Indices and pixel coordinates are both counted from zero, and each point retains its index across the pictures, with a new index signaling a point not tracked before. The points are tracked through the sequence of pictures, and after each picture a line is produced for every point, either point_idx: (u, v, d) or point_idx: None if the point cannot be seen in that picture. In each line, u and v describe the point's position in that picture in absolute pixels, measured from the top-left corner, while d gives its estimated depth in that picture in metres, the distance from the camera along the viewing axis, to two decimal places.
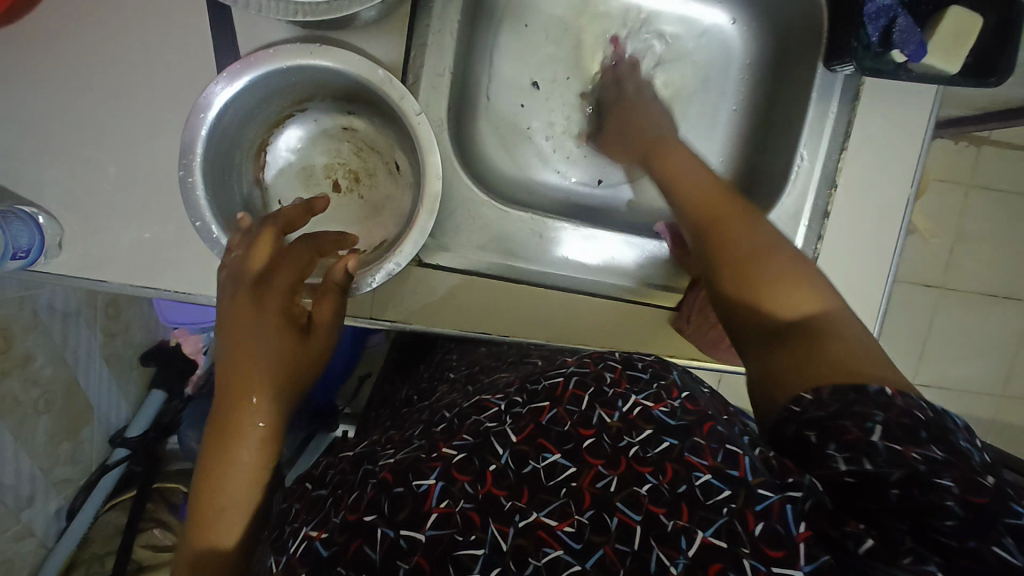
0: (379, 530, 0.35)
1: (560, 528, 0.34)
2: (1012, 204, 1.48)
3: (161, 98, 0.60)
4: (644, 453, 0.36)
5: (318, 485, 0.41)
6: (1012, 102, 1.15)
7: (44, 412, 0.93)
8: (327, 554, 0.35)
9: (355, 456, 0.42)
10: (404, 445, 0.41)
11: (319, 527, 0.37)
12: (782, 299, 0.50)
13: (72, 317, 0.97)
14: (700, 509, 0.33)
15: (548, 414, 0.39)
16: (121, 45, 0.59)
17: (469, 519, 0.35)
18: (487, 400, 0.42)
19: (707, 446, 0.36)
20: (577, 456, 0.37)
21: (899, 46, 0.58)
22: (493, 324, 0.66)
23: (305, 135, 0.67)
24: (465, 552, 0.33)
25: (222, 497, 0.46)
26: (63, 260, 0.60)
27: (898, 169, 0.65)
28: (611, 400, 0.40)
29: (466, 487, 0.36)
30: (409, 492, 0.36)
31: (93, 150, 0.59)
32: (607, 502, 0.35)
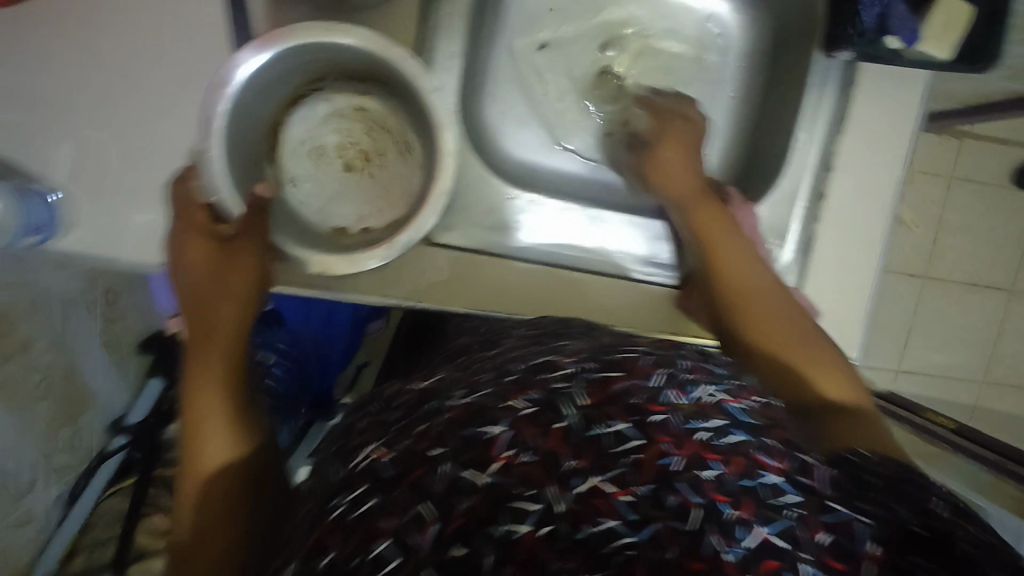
0: (443, 466, 0.37)
1: (618, 496, 0.36)
2: (991, 195, 1.53)
3: (174, 78, 0.60)
4: (712, 442, 0.39)
5: (388, 411, 0.45)
6: (995, 95, 1.18)
7: (44, 398, 0.93)
8: (390, 474, 0.38)
9: (425, 392, 0.45)
10: (473, 389, 0.43)
11: (387, 447, 0.40)
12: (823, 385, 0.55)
13: (70, 303, 0.97)
14: (762, 507, 0.36)
15: (619, 384, 0.42)
16: (135, 26, 0.59)
17: (529, 473, 0.36)
18: (558, 362, 0.45)
19: (776, 450, 0.40)
20: (646, 430, 0.39)
21: (894, 31, 0.61)
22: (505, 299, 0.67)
23: (320, 113, 0.69)
24: (520, 505, 0.35)
25: (201, 426, 0.53)
26: (75, 237, 0.60)
27: (891, 151, 0.68)
28: (683, 384, 0.44)
29: (533, 440, 0.38)
30: (476, 436, 0.38)
31: (105, 130, 0.60)
32: (666, 478, 0.37)
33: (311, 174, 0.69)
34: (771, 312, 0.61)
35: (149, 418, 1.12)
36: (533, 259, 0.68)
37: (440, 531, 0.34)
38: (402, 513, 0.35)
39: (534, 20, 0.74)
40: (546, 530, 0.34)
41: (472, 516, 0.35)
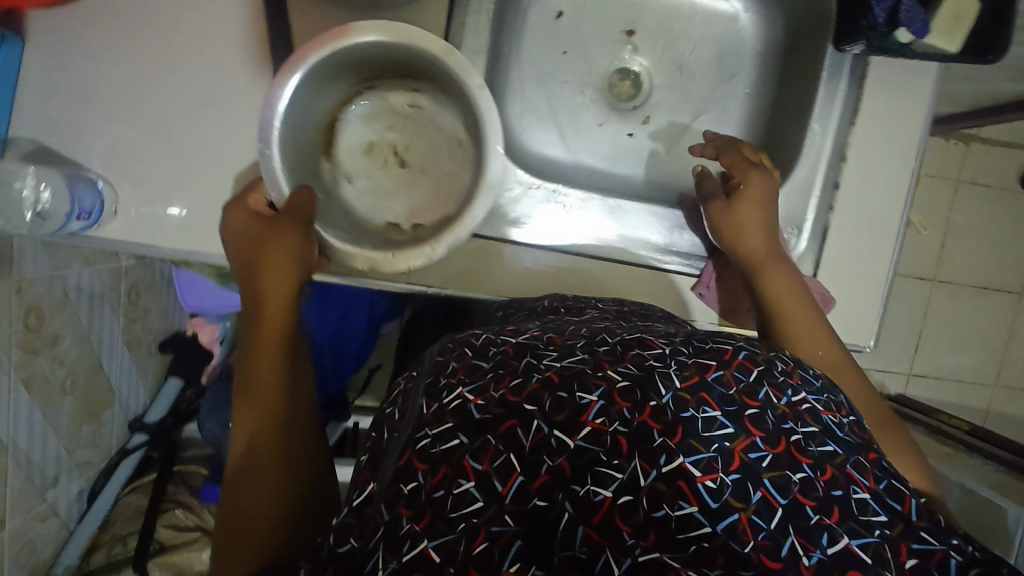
0: (536, 422, 0.40)
1: (702, 480, 0.38)
2: (999, 198, 1.55)
3: (214, 72, 0.62)
4: (807, 446, 0.41)
5: (479, 356, 0.46)
6: (1002, 97, 1.20)
7: (70, 392, 0.95)
8: (482, 417, 0.41)
9: (519, 345, 0.46)
10: (566, 352, 0.45)
11: (476, 392, 0.42)
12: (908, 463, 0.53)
13: (97, 299, 0.99)
14: (852, 519, 0.38)
15: (714, 372, 0.43)
16: (178, 22, 0.61)
17: (618, 443, 0.39)
18: (650, 340, 0.47)
19: (870, 471, 0.41)
20: (738, 420, 0.41)
21: (905, 24, 0.63)
22: (522, 285, 0.70)
23: (375, 109, 0.72)
24: (605, 471, 0.38)
25: (250, 399, 0.55)
26: (117, 225, 0.62)
27: (905, 142, 0.69)
28: (781, 387, 0.44)
29: (625, 411, 0.40)
30: (572, 399, 0.41)
31: (146, 124, 0.62)
32: (756, 473, 0.39)
33: (366, 171, 0.72)
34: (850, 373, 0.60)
35: (168, 419, 1.16)
36: (553, 250, 0.70)
37: (524, 484, 0.38)
38: (490, 459, 0.38)
39: (555, 17, 0.77)
40: (625, 499, 0.37)
41: (557, 475, 0.38)
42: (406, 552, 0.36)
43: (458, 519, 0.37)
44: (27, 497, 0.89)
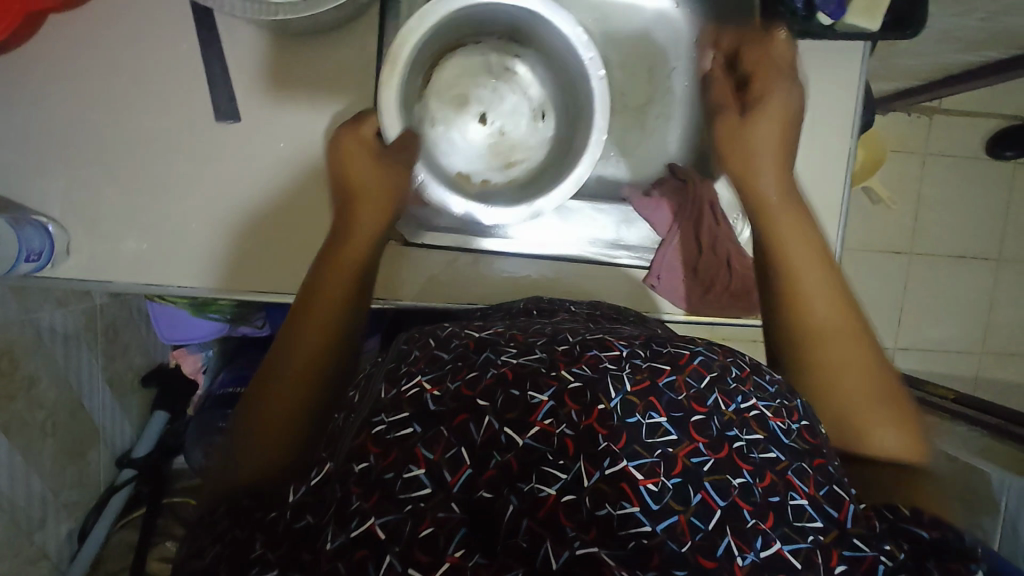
0: (487, 417, 0.39)
1: (645, 483, 0.38)
2: (967, 167, 1.56)
3: (149, 104, 0.62)
4: (748, 453, 0.41)
5: (441, 347, 0.45)
6: (955, 67, 1.21)
7: (51, 434, 0.95)
8: (436, 409, 0.40)
9: (481, 339, 0.46)
10: (526, 350, 0.44)
11: (434, 382, 0.42)
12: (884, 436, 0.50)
13: (72, 340, 1.00)
14: (786, 525, 0.38)
15: (666, 378, 0.43)
16: (112, 58, 0.61)
17: (564, 445, 0.38)
18: (610, 341, 0.46)
19: (812, 477, 0.41)
20: (682, 426, 0.41)
21: (822, 8, 0.64)
22: (481, 291, 0.72)
23: (471, 63, 0.77)
24: (551, 470, 0.37)
25: (284, 361, 0.52)
26: (71, 264, 0.64)
27: (840, 120, 0.71)
28: (731, 393, 0.44)
29: (573, 414, 0.40)
30: (523, 398, 0.40)
31: (95, 164, 0.62)
32: (697, 476, 0.39)
33: (446, 123, 0.77)
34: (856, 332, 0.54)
35: (156, 451, 1.17)
36: (518, 257, 0.72)
37: (473, 476, 0.37)
38: (443, 449, 0.38)
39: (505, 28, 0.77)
40: (568, 498, 0.37)
41: (504, 472, 0.38)
42: (355, 527, 0.35)
43: (405, 501, 0.36)
44: (15, 541, 0.89)
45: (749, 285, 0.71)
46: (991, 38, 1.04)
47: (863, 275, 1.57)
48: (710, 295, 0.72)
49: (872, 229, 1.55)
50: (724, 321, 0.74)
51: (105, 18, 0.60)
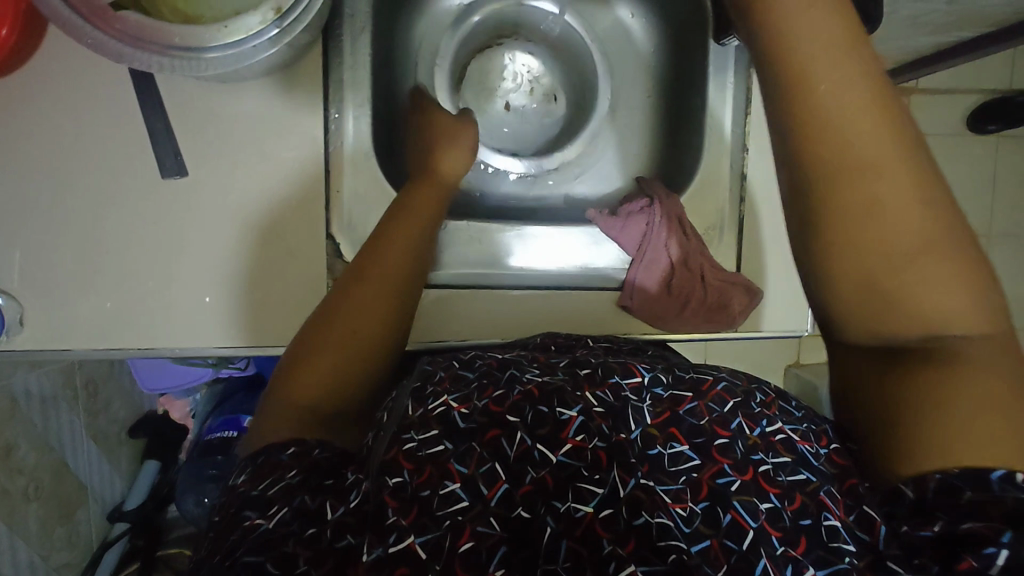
0: (520, 434, 0.42)
1: (674, 507, 0.40)
2: (951, 145, 1.52)
3: (94, 166, 0.61)
4: (775, 476, 0.42)
5: (465, 368, 0.48)
6: (926, 49, 1.18)
7: (34, 499, 0.94)
8: (466, 425, 0.43)
9: (504, 359, 0.50)
10: (549, 370, 0.48)
11: (460, 400, 0.44)
12: (926, 304, 0.41)
13: (50, 401, 0.98)
14: (820, 547, 0.39)
15: (688, 405, 0.46)
16: (50, 125, 0.60)
17: (597, 459, 0.42)
18: (634, 366, 0.49)
19: (843, 500, 0.41)
20: (705, 450, 0.43)
21: None
22: (450, 327, 0.67)
23: (495, 59, 0.82)
24: (585, 484, 0.41)
25: (317, 348, 0.52)
26: (24, 336, 0.61)
27: None
28: (756, 416, 0.46)
29: (602, 428, 0.44)
30: (553, 415, 0.44)
31: (44, 231, 0.61)
32: (724, 496, 0.41)
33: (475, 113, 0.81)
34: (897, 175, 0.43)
35: (148, 502, 1.15)
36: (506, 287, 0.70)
37: (509, 490, 0.40)
38: (476, 464, 0.41)
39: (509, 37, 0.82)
40: (606, 512, 0.40)
41: (541, 488, 0.41)
42: (393, 542, 0.37)
43: (444, 516, 0.38)
44: None
45: (725, 296, 0.68)
46: (958, 19, 1.01)
47: None
48: (683, 314, 0.69)
49: None
50: (701, 336, 0.70)
51: (38, 84, 0.59)
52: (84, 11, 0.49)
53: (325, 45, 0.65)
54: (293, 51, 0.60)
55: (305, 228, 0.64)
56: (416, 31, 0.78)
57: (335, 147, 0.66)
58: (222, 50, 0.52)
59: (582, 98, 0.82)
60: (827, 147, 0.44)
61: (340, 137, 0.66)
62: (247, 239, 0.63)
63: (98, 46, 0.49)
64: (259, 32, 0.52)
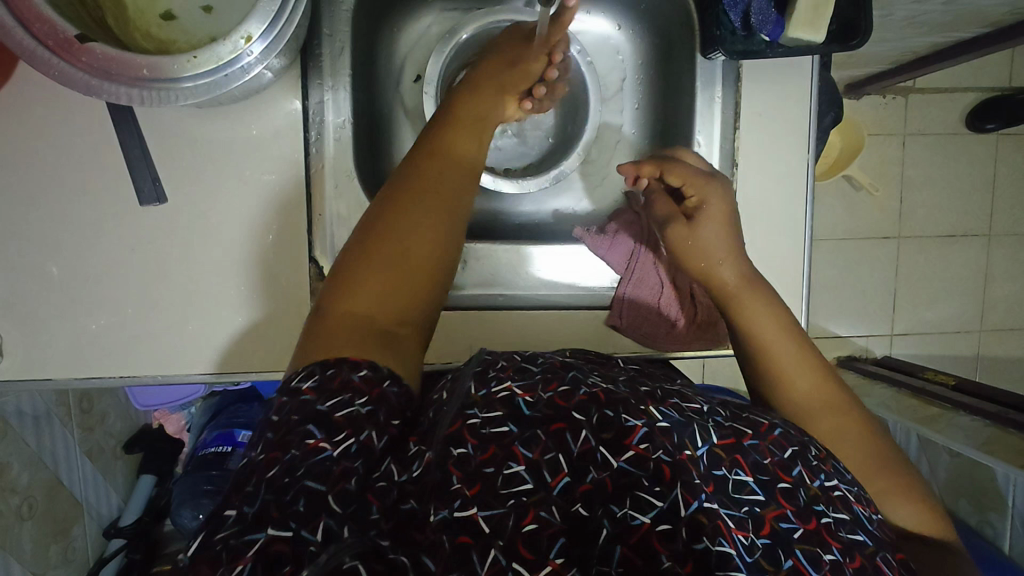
0: (584, 432, 0.38)
1: (736, 533, 0.36)
2: (949, 145, 1.50)
3: (75, 191, 0.60)
4: (837, 531, 0.37)
5: (528, 360, 0.44)
6: (920, 50, 1.16)
7: (29, 518, 0.93)
8: (531, 413, 0.39)
9: (565, 361, 0.45)
10: (609, 381, 0.43)
11: (524, 387, 0.40)
12: (900, 513, 0.46)
13: (44, 419, 0.98)
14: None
15: (751, 439, 0.41)
16: (30, 151, 0.59)
17: (660, 471, 0.37)
18: (690, 393, 0.45)
19: (895, 566, 0.38)
20: (770, 490, 0.38)
21: (759, 27, 0.61)
22: (437, 350, 0.66)
23: None
24: (646, 496, 0.36)
25: (373, 264, 0.47)
26: (8, 364, 0.61)
27: (797, 136, 0.68)
28: (815, 469, 0.41)
29: (668, 444, 0.38)
30: (617, 420, 0.38)
31: (24, 258, 0.60)
32: (787, 542, 0.36)
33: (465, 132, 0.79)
34: (834, 404, 0.50)
35: (145, 517, 1.15)
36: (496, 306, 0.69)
37: (569, 485, 0.36)
38: (541, 450, 0.37)
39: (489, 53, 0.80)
40: (663, 527, 0.35)
41: (599, 488, 0.36)
42: (458, 508, 0.34)
43: (508, 495, 0.35)
44: None
45: (715, 314, 0.69)
46: (954, 19, 0.99)
47: (852, 264, 1.51)
48: (673, 334, 0.69)
49: (857, 218, 1.50)
50: (693, 355, 0.70)
51: (14, 112, 0.58)
52: (51, 44, 0.48)
53: (304, 64, 0.64)
54: (273, 74, 0.59)
55: (286, 250, 0.63)
56: (398, 49, 0.77)
57: (314, 169, 0.65)
58: (194, 80, 0.51)
59: (567, 112, 0.81)
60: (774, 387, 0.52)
61: (320, 159, 0.65)
62: (231, 263, 0.63)
63: (64, 78, 0.49)
64: (231, 61, 0.51)
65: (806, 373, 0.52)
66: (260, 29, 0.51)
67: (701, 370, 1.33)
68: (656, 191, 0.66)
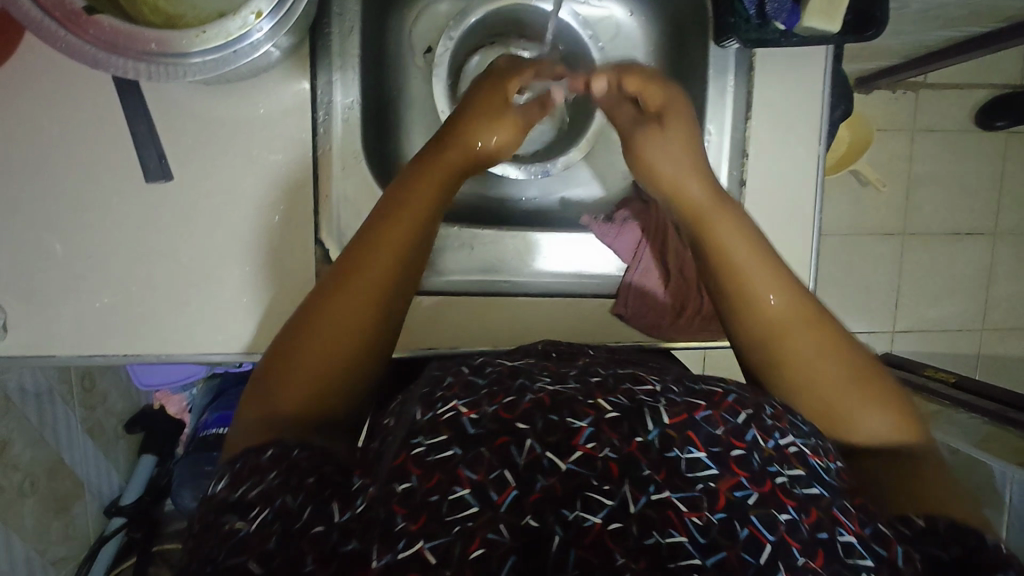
0: (529, 441, 0.34)
1: (689, 516, 0.32)
2: (958, 142, 1.49)
3: (80, 167, 0.59)
4: (791, 489, 0.34)
5: (474, 373, 0.39)
6: (933, 44, 1.15)
7: (31, 494, 0.94)
8: (475, 431, 0.34)
9: (514, 365, 0.41)
10: (560, 378, 0.39)
11: (469, 404, 0.36)
12: (869, 423, 0.44)
13: (46, 397, 0.98)
14: (837, 562, 0.31)
15: (703, 411, 0.37)
16: (36, 127, 0.58)
17: (609, 468, 0.33)
18: (642, 375, 0.41)
19: (856, 513, 0.34)
20: (722, 461, 0.34)
21: (774, 16, 0.62)
22: (442, 335, 0.66)
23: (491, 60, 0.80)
24: (594, 496, 0.32)
25: (300, 351, 0.44)
26: (11, 340, 0.61)
27: (808, 126, 0.67)
28: (770, 428, 0.37)
29: (615, 439, 0.34)
30: (563, 423, 0.35)
31: (26, 233, 0.60)
32: (742, 511, 0.33)
33: None
34: (802, 315, 0.48)
35: (145, 497, 1.15)
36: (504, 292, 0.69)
37: (520, 498, 0.32)
38: (486, 470, 0.33)
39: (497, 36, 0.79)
40: (614, 526, 0.32)
41: (549, 496, 0.32)
42: (402, 550, 0.30)
43: (453, 523, 0.31)
44: None
45: None
46: (969, 14, 0.98)
47: (854, 259, 1.51)
48: (680, 323, 0.69)
49: (862, 214, 1.49)
50: (698, 345, 0.69)
51: (19, 86, 0.58)
52: (57, 15, 0.48)
53: (313, 44, 0.63)
54: (280, 53, 0.58)
55: (291, 231, 0.63)
56: (407, 30, 0.76)
57: (322, 150, 0.64)
58: (202, 55, 0.51)
59: (578, 97, 0.80)
60: (743, 299, 0.49)
61: (328, 138, 0.65)
62: (234, 244, 0.62)
63: (72, 51, 0.48)
64: (239, 37, 0.51)
65: (773, 286, 0.49)
66: (269, 6, 0.51)
67: (702, 361, 1.34)
68: (614, 101, 0.64)
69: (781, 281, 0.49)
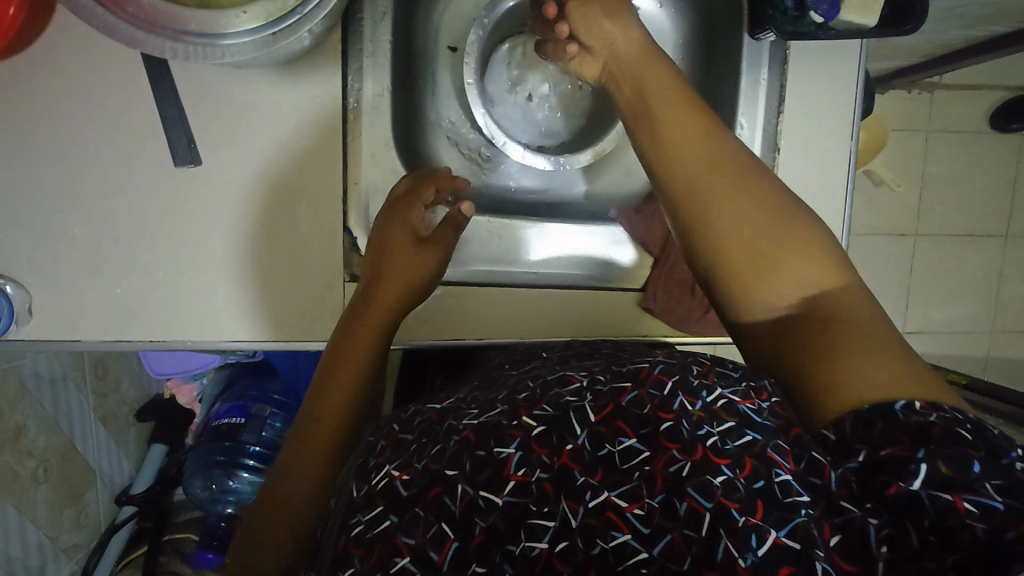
0: (461, 485, 0.35)
1: (629, 510, 0.33)
2: (973, 143, 1.48)
3: (108, 150, 0.59)
4: (723, 447, 0.35)
5: (404, 429, 0.41)
6: (954, 44, 1.14)
7: (44, 481, 0.93)
8: (408, 492, 0.36)
9: (443, 409, 0.43)
10: (488, 407, 0.41)
11: (400, 468, 0.37)
12: (793, 276, 0.43)
13: (60, 383, 0.98)
14: (777, 508, 0.32)
15: (629, 395, 0.38)
16: (66, 108, 0.58)
17: (543, 490, 0.34)
18: (571, 376, 0.42)
19: (790, 450, 0.35)
20: (651, 441, 0.35)
21: (813, 7, 0.61)
22: (473, 324, 0.66)
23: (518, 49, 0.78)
24: (538, 521, 0.33)
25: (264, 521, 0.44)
26: (33, 325, 0.60)
27: (837, 122, 0.67)
28: (695, 390, 0.38)
29: (544, 457, 0.36)
30: (490, 456, 0.36)
31: (51, 216, 0.59)
32: (678, 485, 0.33)
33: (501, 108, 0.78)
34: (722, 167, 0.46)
35: (156, 485, 1.15)
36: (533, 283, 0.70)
37: (461, 550, 0.33)
38: (423, 530, 0.33)
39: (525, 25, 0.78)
40: (562, 545, 0.32)
41: (491, 535, 0.33)
42: None
43: None
44: None
45: None
46: (994, 13, 0.97)
47: (866, 259, 1.50)
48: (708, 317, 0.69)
49: (876, 215, 1.48)
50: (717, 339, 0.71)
51: (49, 67, 0.57)
52: None
53: (345, 31, 0.63)
54: (314, 37, 0.57)
55: (319, 219, 0.63)
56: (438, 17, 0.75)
57: (350, 137, 0.65)
58: (239, 37, 0.50)
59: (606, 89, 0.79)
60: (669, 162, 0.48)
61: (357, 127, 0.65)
62: (261, 233, 0.62)
63: (108, 30, 0.47)
64: (278, 20, 0.50)
65: (694, 144, 0.48)
66: None
67: None
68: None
69: (699, 138, 0.48)
